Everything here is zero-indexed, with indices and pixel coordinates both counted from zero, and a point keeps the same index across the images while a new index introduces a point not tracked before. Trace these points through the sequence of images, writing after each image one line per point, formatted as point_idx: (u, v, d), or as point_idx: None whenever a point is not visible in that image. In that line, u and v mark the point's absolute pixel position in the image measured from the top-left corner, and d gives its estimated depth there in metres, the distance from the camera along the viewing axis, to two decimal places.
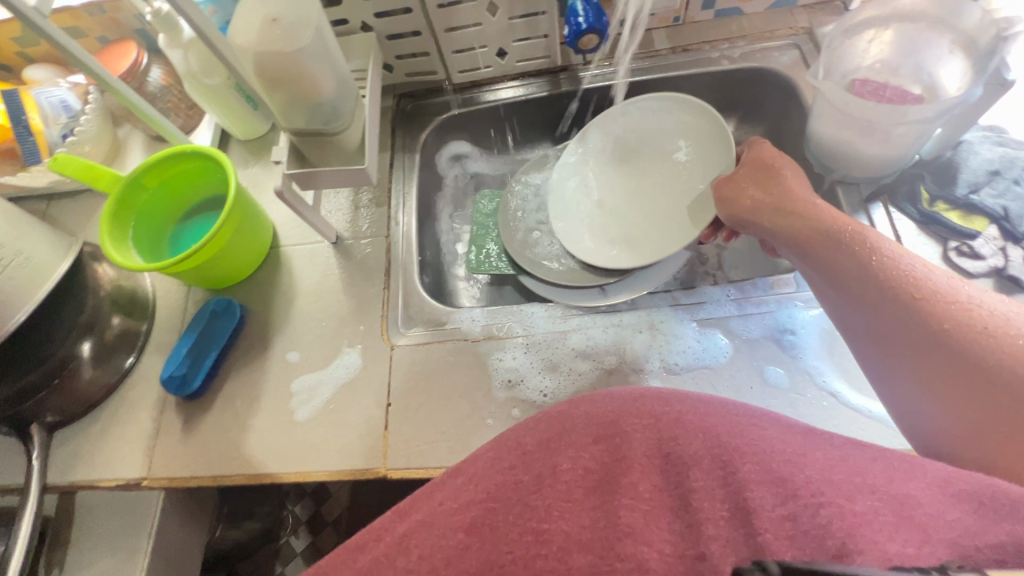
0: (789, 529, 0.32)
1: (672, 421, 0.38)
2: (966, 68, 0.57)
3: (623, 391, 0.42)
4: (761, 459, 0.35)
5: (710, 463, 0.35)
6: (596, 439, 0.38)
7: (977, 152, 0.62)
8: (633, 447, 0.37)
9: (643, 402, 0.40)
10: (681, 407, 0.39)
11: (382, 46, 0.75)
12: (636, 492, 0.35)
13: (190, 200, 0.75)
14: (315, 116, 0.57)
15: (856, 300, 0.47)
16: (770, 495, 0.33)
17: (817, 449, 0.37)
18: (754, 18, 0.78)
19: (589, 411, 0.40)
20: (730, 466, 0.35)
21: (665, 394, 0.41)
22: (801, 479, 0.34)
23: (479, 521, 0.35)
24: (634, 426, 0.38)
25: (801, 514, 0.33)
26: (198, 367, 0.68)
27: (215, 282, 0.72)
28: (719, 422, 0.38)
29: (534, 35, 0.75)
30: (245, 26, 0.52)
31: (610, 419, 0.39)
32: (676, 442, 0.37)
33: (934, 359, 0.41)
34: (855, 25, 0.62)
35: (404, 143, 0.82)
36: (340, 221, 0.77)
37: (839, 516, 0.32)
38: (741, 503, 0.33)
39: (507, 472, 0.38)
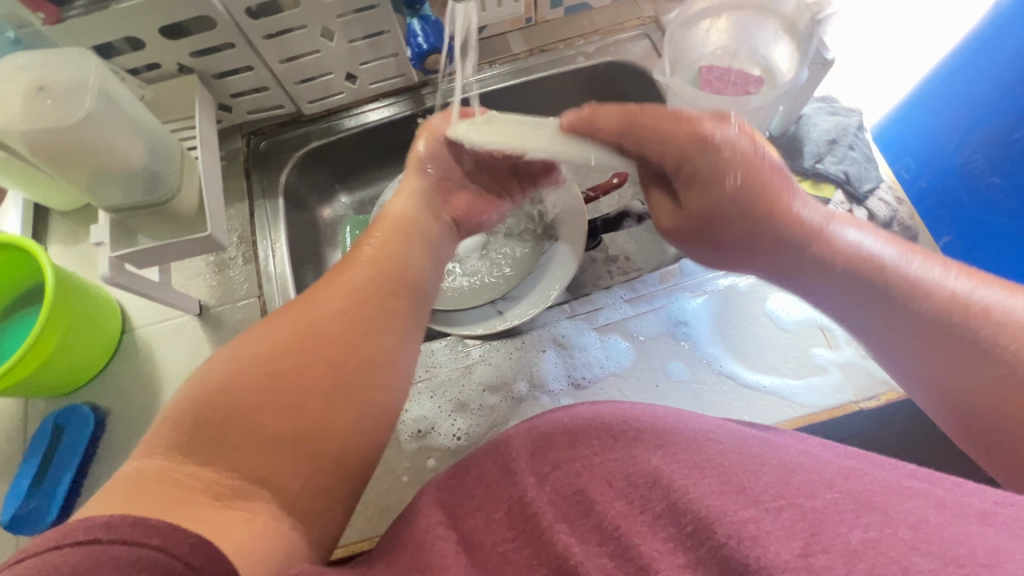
0: (748, 530, 0.31)
1: (631, 440, 0.38)
2: (793, 49, 0.60)
3: (562, 421, 0.42)
4: (717, 472, 0.35)
5: (670, 479, 0.35)
6: (557, 466, 0.38)
7: (816, 124, 0.67)
8: (593, 476, 0.37)
9: (604, 420, 0.40)
10: (640, 424, 0.40)
11: (211, 85, 0.67)
12: (603, 532, 0.35)
13: (3, 297, 0.63)
14: (130, 188, 0.49)
15: (798, 260, 0.44)
16: (732, 501, 0.32)
17: (773, 455, 0.37)
18: (603, 12, 0.78)
19: (550, 430, 0.41)
20: (692, 479, 0.34)
21: (622, 412, 0.41)
22: (761, 486, 0.33)
23: (468, 543, 0.36)
24: (592, 449, 0.39)
25: (763, 517, 0.31)
26: (49, 493, 0.58)
27: (57, 389, 0.61)
28: (681, 441, 0.38)
29: (382, 56, 0.70)
30: (2, 101, 0.43)
31: (569, 441, 0.40)
32: (635, 463, 0.37)
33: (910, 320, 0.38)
34: (692, 15, 0.64)
35: (262, 187, 0.74)
36: (201, 287, 0.69)
37: (800, 516, 0.31)
38: (705, 517, 0.32)
39: (480, 508, 0.38)
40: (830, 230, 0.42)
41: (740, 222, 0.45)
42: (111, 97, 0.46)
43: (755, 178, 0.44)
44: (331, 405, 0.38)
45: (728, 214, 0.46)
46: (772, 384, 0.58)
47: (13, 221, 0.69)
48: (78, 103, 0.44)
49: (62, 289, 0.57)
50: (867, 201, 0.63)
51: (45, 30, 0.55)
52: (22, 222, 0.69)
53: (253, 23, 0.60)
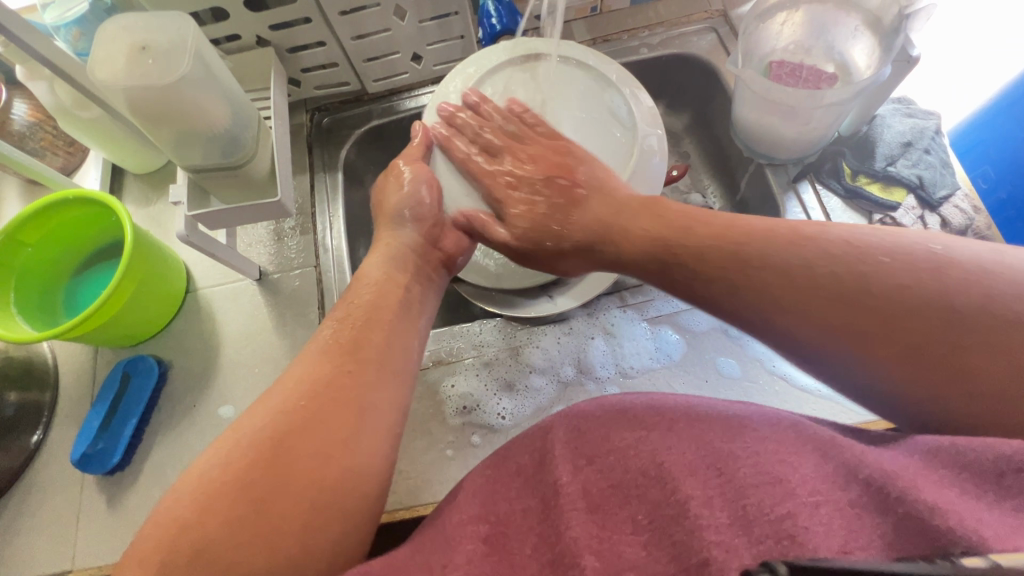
0: (789, 528, 0.32)
1: (664, 431, 0.38)
2: (873, 45, 0.58)
3: (595, 409, 0.41)
4: (754, 462, 0.35)
5: (707, 472, 0.36)
6: (591, 458, 0.38)
7: (890, 125, 0.64)
8: (629, 467, 0.37)
9: (635, 410, 0.40)
10: (673, 415, 0.39)
11: (284, 59, 0.69)
12: (635, 523, 0.36)
13: (82, 250, 0.66)
14: (212, 149, 0.52)
15: (761, 309, 0.40)
16: (769, 496, 0.33)
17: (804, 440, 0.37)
18: (670, 3, 0.77)
19: (591, 412, 0.41)
20: (728, 472, 0.35)
21: (657, 400, 0.41)
22: (798, 479, 0.34)
23: (492, 536, 0.37)
24: (626, 440, 0.38)
25: (802, 512, 0.32)
26: (114, 437, 0.61)
27: (125, 340, 0.65)
28: (713, 428, 0.38)
29: (449, 37, 0.71)
30: (106, 58, 0.46)
31: (602, 432, 0.39)
32: (669, 453, 0.37)
33: (915, 363, 0.34)
34: (765, 11, 0.62)
35: (324, 161, 0.76)
36: (262, 253, 0.71)
37: (837, 514, 0.32)
38: (740, 511, 0.33)
39: (517, 500, 0.39)
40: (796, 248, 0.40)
41: (706, 273, 0.43)
42: (205, 60, 0.48)
43: (719, 222, 0.45)
44: (346, 430, 0.42)
45: (708, 263, 0.43)
46: (827, 389, 0.57)
47: (92, 179, 0.73)
48: (175, 65, 0.46)
49: (138, 244, 0.60)
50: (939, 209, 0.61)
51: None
52: (101, 182, 0.73)
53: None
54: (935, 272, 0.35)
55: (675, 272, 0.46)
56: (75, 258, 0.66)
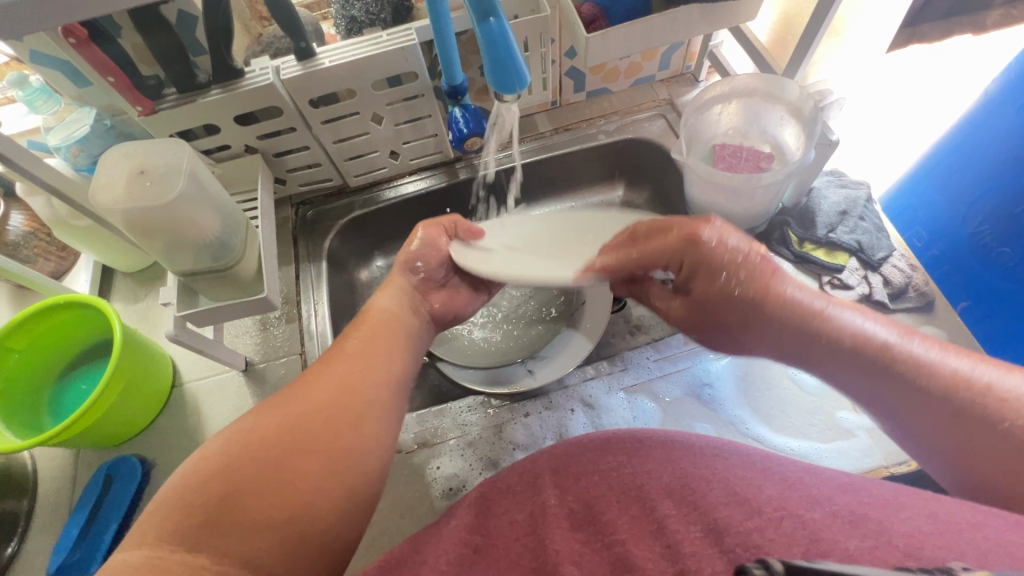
0: (753, 538, 0.34)
1: (643, 455, 0.42)
2: (800, 131, 0.65)
3: (588, 439, 0.45)
4: (724, 486, 0.38)
5: (680, 492, 0.38)
6: (577, 478, 0.42)
7: (826, 196, 0.71)
8: (608, 488, 0.41)
9: (619, 439, 0.44)
10: (650, 441, 0.43)
11: (270, 163, 0.74)
12: (616, 526, 0.38)
13: (72, 352, 0.68)
14: (203, 255, 0.55)
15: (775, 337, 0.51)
16: (737, 512, 0.36)
17: (771, 471, 0.40)
18: (622, 95, 0.86)
19: (569, 450, 0.44)
20: (697, 493, 0.38)
21: (635, 431, 0.45)
22: (763, 498, 0.36)
23: (481, 542, 0.39)
24: (610, 463, 0.42)
25: (768, 526, 0.34)
26: (93, 544, 0.60)
27: (109, 441, 0.65)
28: (685, 454, 0.42)
29: (422, 136, 0.77)
30: (108, 183, 0.50)
31: (586, 458, 0.43)
32: (647, 476, 0.40)
33: (915, 411, 0.43)
34: (705, 102, 0.70)
35: (308, 251, 0.80)
36: (248, 344, 0.73)
37: (800, 525, 0.34)
38: (713, 524, 0.36)
39: (507, 511, 0.42)
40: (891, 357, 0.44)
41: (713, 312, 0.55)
42: (199, 177, 0.53)
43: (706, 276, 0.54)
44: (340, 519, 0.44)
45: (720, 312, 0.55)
46: (799, 447, 0.59)
47: (82, 281, 0.75)
48: (172, 184, 0.51)
49: (126, 344, 0.62)
50: (880, 269, 0.67)
51: (138, 119, 0.63)
52: (90, 283, 0.75)
53: (314, 111, 0.68)
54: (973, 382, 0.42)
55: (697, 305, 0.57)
56: (62, 360, 0.67)
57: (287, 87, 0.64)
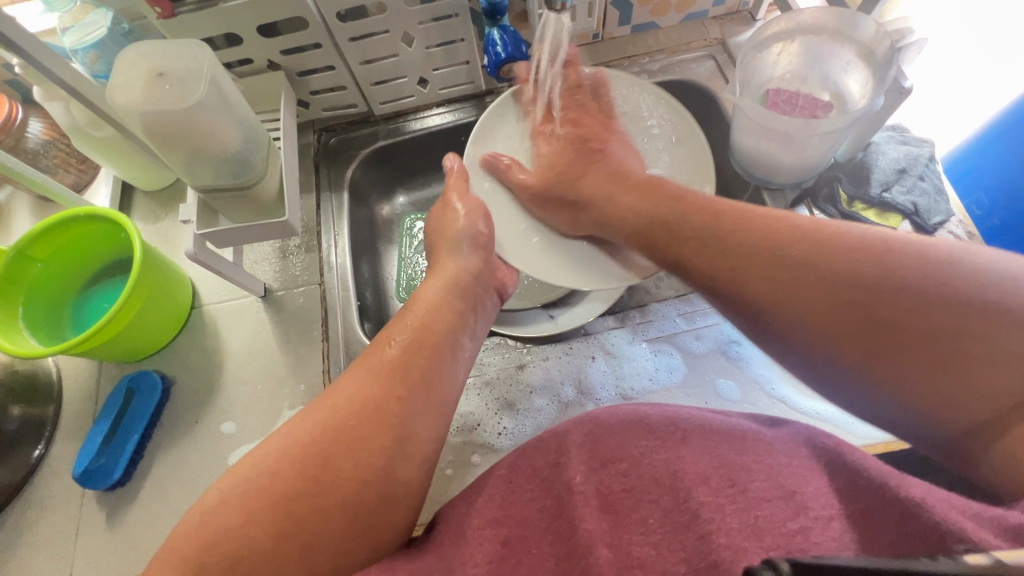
0: (800, 541, 0.34)
1: (679, 441, 0.41)
2: (867, 75, 0.60)
3: (611, 418, 0.44)
4: (767, 475, 0.38)
5: (719, 482, 0.38)
6: (606, 463, 0.41)
7: (885, 152, 0.66)
8: (642, 475, 0.40)
9: (651, 423, 0.43)
10: (686, 427, 0.42)
11: (294, 82, 0.71)
12: (647, 525, 0.38)
13: (92, 265, 0.67)
14: (223, 170, 0.53)
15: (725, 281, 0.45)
16: (781, 511, 0.35)
17: (818, 463, 0.39)
18: (670, 31, 0.79)
19: (599, 422, 0.43)
20: (739, 483, 0.37)
21: (671, 415, 0.44)
22: (811, 492, 0.36)
23: (512, 537, 0.39)
24: (641, 449, 0.41)
25: (814, 526, 0.34)
26: (116, 453, 0.61)
27: (129, 356, 0.65)
28: (726, 443, 0.41)
29: (454, 63, 0.73)
30: (125, 84, 0.48)
31: (614, 441, 0.42)
32: (684, 462, 0.39)
33: (868, 322, 0.38)
34: (763, 40, 0.64)
35: (330, 180, 0.78)
36: (268, 271, 0.72)
37: (848, 529, 0.34)
38: (752, 520, 0.35)
39: (534, 499, 0.41)
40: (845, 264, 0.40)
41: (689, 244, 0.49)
42: (220, 86, 0.50)
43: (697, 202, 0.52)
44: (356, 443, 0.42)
45: (701, 259, 0.47)
46: (827, 412, 0.57)
47: (102, 196, 0.74)
48: (192, 90, 0.48)
49: (146, 260, 0.61)
50: (936, 233, 0.63)
51: (157, 23, 0.60)
52: (111, 198, 0.74)
53: (341, 25, 0.63)
54: (939, 271, 0.37)
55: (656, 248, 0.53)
56: (83, 274, 0.67)
57: None
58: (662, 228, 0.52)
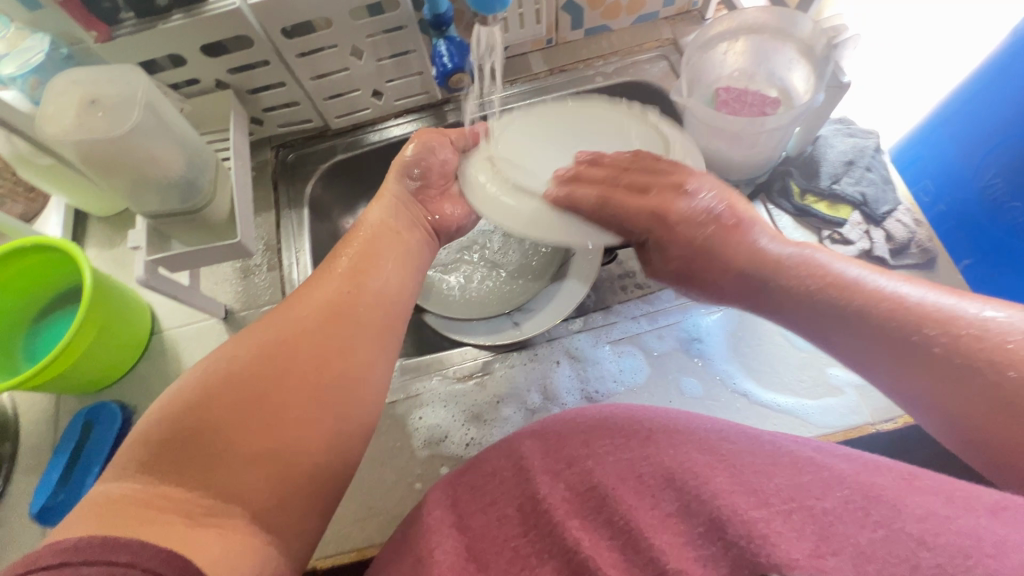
0: (760, 529, 0.35)
1: (645, 440, 0.41)
2: (810, 72, 0.61)
3: (570, 424, 0.44)
4: (730, 472, 0.38)
5: (683, 478, 0.39)
6: (570, 463, 0.41)
7: (833, 145, 0.67)
8: (607, 474, 0.40)
9: (603, 427, 0.43)
10: (651, 426, 0.42)
11: (245, 100, 0.70)
12: (614, 526, 0.39)
13: (45, 296, 0.66)
14: (169, 195, 0.52)
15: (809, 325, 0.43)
16: (743, 501, 0.36)
17: (785, 455, 0.40)
18: (623, 34, 0.80)
19: (559, 431, 0.43)
20: (702, 477, 0.38)
21: (637, 412, 0.44)
22: (772, 487, 0.37)
23: (473, 545, 0.39)
24: (605, 447, 0.41)
25: (775, 519, 0.35)
26: (76, 487, 0.60)
27: (87, 387, 0.64)
28: (694, 441, 0.40)
29: (407, 74, 0.73)
30: (57, 114, 0.47)
31: (581, 440, 0.42)
32: (647, 462, 0.40)
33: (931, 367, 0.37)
34: (709, 40, 0.65)
35: (289, 197, 0.77)
36: (228, 292, 0.71)
37: (810, 519, 0.35)
38: (715, 516, 0.36)
39: (494, 504, 0.41)
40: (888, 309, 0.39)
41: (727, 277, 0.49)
42: (158, 111, 0.49)
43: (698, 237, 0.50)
44: None
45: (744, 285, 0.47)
46: (788, 404, 0.58)
47: (54, 225, 0.72)
48: (127, 116, 0.48)
49: (98, 289, 0.60)
50: (884, 223, 0.64)
51: (95, 47, 0.59)
52: (62, 226, 0.72)
53: (287, 42, 0.63)
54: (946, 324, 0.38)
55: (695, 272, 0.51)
56: (35, 305, 0.66)
57: (256, 12, 0.59)
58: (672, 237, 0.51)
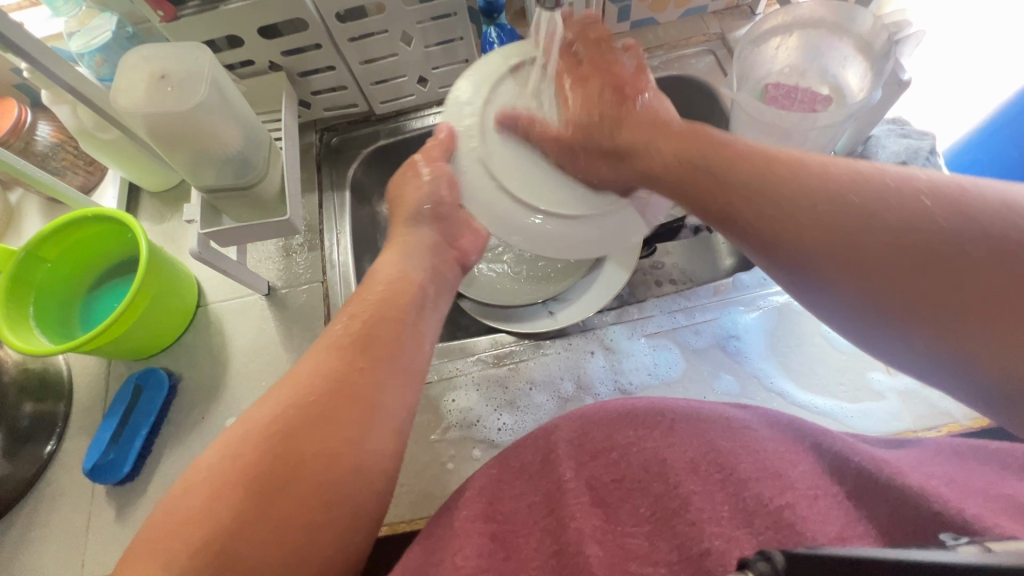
0: (788, 518, 0.35)
1: (668, 430, 0.41)
2: (865, 68, 0.60)
3: (610, 415, 0.44)
4: (754, 459, 0.39)
5: (708, 469, 0.39)
6: (596, 455, 0.41)
7: (885, 145, 0.65)
8: (632, 462, 0.41)
9: (641, 416, 0.43)
10: (675, 415, 0.42)
11: (295, 83, 0.72)
12: (638, 516, 0.39)
13: (101, 265, 0.69)
14: (226, 170, 0.54)
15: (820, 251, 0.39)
16: (769, 489, 0.37)
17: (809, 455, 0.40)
18: (669, 27, 0.79)
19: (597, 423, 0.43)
20: (727, 467, 0.39)
21: (660, 403, 0.44)
22: (797, 475, 0.38)
23: (499, 530, 0.39)
24: (629, 438, 0.41)
25: (800, 503, 0.36)
26: (125, 448, 0.63)
27: (136, 354, 0.67)
28: (715, 430, 0.41)
29: (453, 62, 0.73)
30: (127, 87, 0.49)
31: (606, 435, 0.42)
32: (671, 450, 0.40)
33: (958, 288, 0.34)
34: (761, 34, 0.64)
35: (332, 180, 0.79)
36: (272, 269, 0.73)
37: (829, 505, 0.36)
38: (742, 504, 0.37)
39: (524, 492, 0.42)
40: (905, 199, 0.36)
41: (732, 195, 0.43)
42: (221, 87, 0.51)
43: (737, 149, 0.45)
44: None
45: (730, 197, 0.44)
46: (826, 405, 0.57)
47: (110, 198, 0.75)
48: (193, 92, 0.49)
49: (152, 259, 0.62)
50: None
51: (160, 26, 0.61)
52: (118, 199, 0.75)
53: (340, 26, 0.64)
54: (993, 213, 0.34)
55: (693, 189, 0.47)
56: (92, 273, 0.68)
57: None
58: (660, 150, 0.50)
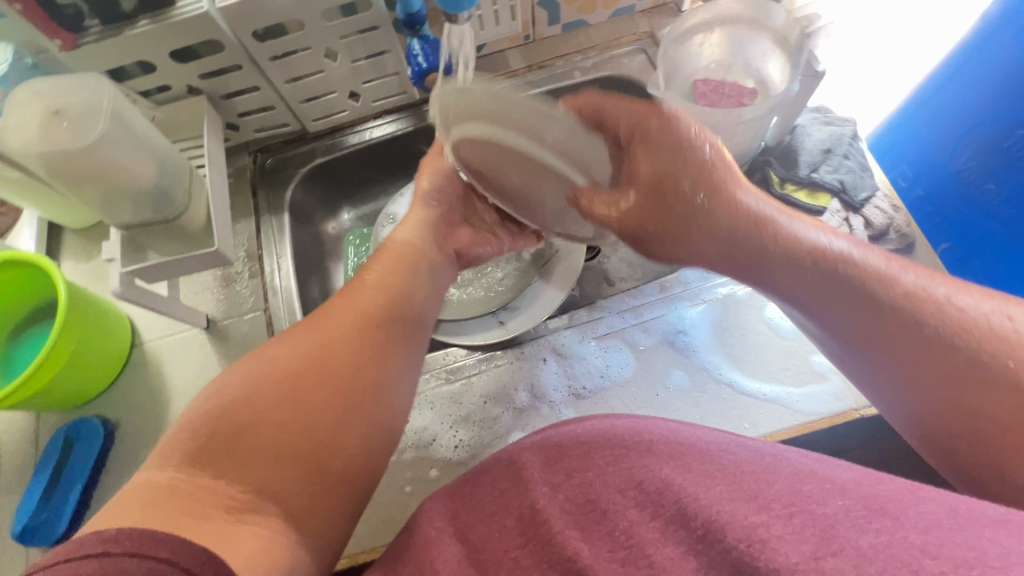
0: (760, 535, 0.33)
1: (645, 450, 0.40)
2: (785, 61, 0.61)
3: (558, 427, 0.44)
4: (729, 479, 0.37)
5: (683, 487, 0.37)
6: (570, 474, 0.41)
7: (810, 134, 0.68)
8: (607, 483, 0.40)
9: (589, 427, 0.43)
10: (651, 436, 0.41)
11: (219, 106, 0.69)
12: (615, 539, 0.37)
13: (21, 313, 0.65)
14: (143, 206, 0.51)
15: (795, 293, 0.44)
16: (742, 508, 0.34)
17: (785, 462, 0.38)
18: (600, 28, 0.80)
19: (554, 443, 0.43)
20: (700, 486, 0.37)
21: (629, 425, 0.43)
22: (773, 493, 0.35)
23: (467, 555, 0.39)
24: (604, 458, 0.41)
25: (775, 523, 0.33)
26: (60, 505, 0.59)
27: (68, 403, 0.63)
28: (690, 448, 0.40)
29: (383, 74, 0.72)
30: (21, 126, 0.46)
31: (583, 449, 0.42)
32: (647, 472, 0.39)
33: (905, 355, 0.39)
34: (685, 32, 0.65)
35: (269, 203, 0.76)
36: (211, 301, 0.70)
37: (811, 523, 0.33)
38: (712, 522, 0.34)
39: (492, 519, 0.41)
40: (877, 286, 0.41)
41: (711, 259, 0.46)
42: (124, 120, 0.49)
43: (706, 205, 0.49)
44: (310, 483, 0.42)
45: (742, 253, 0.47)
46: (773, 392, 0.59)
47: (27, 239, 0.71)
48: (94, 127, 0.47)
49: (74, 303, 0.59)
50: (862, 210, 0.64)
51: (60, 55, 0.57)
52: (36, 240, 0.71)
53: (259, 46, 0.62)
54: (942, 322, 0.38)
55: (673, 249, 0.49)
56: (11, 322, 0.64)
57: (225, 15, 0.58)
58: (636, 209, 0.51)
